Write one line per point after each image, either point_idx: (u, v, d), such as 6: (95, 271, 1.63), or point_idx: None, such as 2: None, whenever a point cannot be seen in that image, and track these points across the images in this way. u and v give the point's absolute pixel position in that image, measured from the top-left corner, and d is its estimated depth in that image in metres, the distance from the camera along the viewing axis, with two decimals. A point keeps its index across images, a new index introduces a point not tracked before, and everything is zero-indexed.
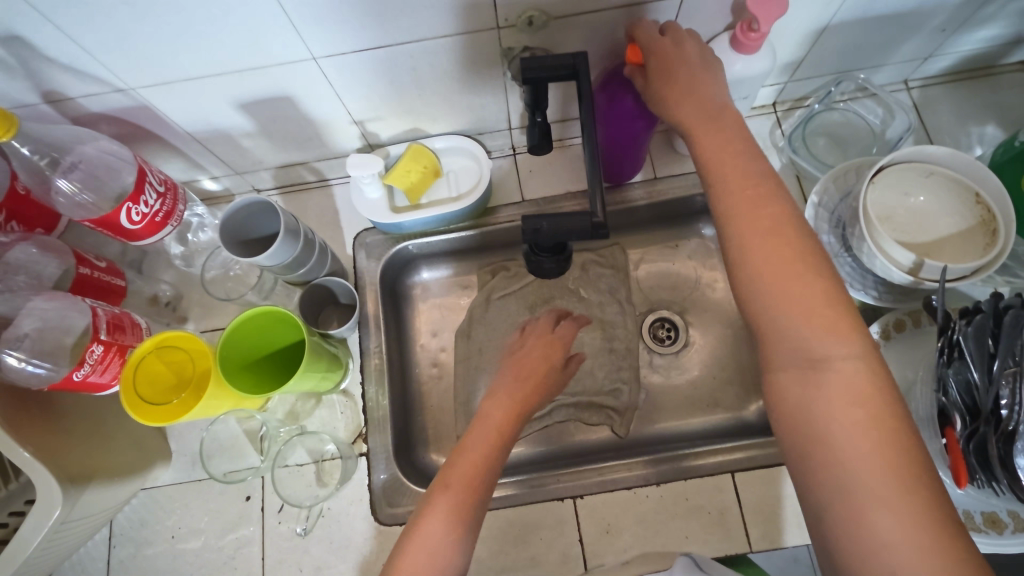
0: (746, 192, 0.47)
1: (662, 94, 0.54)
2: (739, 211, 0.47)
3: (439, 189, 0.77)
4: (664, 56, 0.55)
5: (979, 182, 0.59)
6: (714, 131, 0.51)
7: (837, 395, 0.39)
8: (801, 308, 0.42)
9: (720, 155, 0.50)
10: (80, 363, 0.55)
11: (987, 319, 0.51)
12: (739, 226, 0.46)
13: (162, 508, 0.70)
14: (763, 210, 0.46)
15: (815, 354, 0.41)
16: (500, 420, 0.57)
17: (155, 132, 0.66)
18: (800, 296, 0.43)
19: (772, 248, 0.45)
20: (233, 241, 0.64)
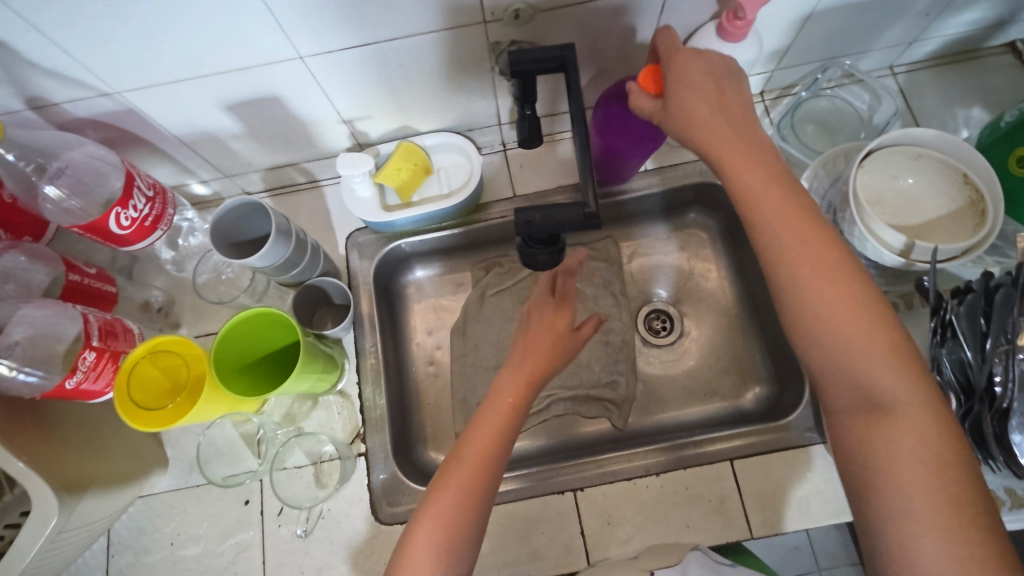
0: (794, 225, 0.47)
1: (681, 114, 0.53)
2: (793, 256, 0.46)
3: (430, 186, 0.77)
4: (690, 77, 0.53)
5: (967, 164, 0.59)
6: (757, 167, 0.50)
7: (902, 440, 0.41)
8: (852, 341, 0.43)
9: (759, 184, 0.49)
10: (72, 371, 0.54)
11: (979, 299, 0.51)
12: (789, 264, 0.46)
13: (160, 515, 0.69)
14: (811, 243, 0.46)
15: (877, 398, 0.42)
16: (503, 408, 0.57)
17: (142, 136, 0.65)
18: (858, 343, 0.43)
19: (828, 292, 0.45)
20: (224, 243, 0.63)
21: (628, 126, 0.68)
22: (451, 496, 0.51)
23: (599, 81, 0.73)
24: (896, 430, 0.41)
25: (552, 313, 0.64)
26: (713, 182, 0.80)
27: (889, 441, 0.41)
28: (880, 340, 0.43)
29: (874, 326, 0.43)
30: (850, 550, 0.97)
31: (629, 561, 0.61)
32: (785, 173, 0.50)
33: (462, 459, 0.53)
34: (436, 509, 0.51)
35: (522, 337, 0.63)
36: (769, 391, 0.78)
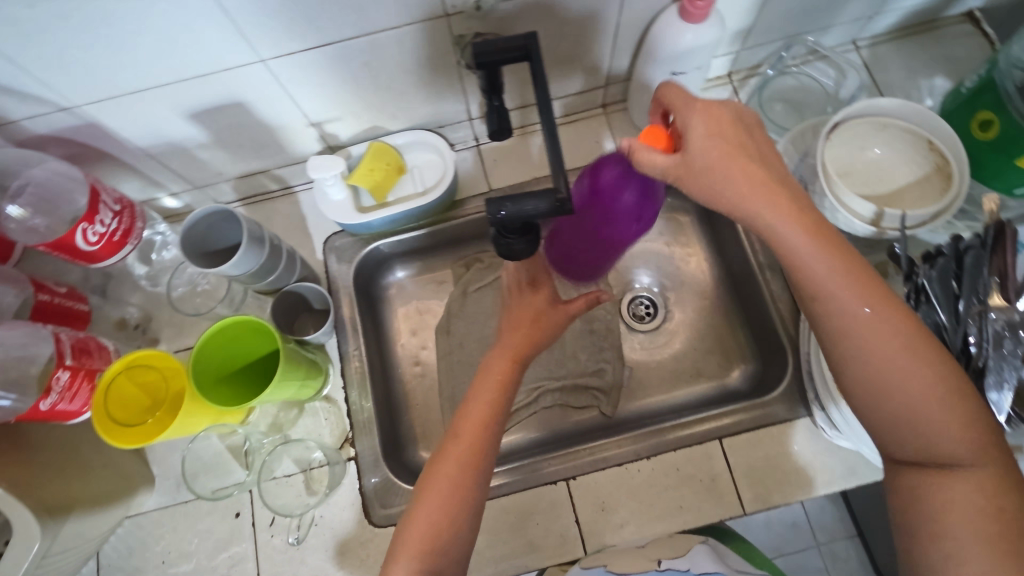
0: (858, 288, 0.44)
1: (709, 172, 0.46)
2: (854, 316, 0.44)
3: (404, 185, 0.77)
4: (718, 126, 0.47)
5: (932, 131, 0.60)
6: (809, 228, 0.45)
7: (963, 493, 0.41)
8: (923, 400, 0.42)
9: (818, 250, 0.45)
10: (46, 392, 0.53)
11: (950, 262, 0.52)
12: (855, 327, 0.44)
13: (149, 534, 0.68)
14: (880, 303, 0.44)
15: (941, 455, 0.42)
16: (489, 389, 0.57)
17: (106, 150, 0.64)
18: (923, 405, 0.42)
19: (892, 354, 0.43)
20: (195, 253, 0.62)
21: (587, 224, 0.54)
22: (446, 472, 0.52)
23: (567, 71, 0.73)
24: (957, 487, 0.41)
25: (530, 296, 0.63)
26: None
27: (947, 496, 0.42)
28: (944, 399, 0.42)
29: (939, 384, 0.42)
30: (847, 522, 0.98)
31: (637, 548, 0.64)
32: (839, 230, 0.46)
33: (448, 452, 0.53)
34: (426, 506, 0.51)
35: (505, 322, 0.63)
36: (754, 368, 0.78)
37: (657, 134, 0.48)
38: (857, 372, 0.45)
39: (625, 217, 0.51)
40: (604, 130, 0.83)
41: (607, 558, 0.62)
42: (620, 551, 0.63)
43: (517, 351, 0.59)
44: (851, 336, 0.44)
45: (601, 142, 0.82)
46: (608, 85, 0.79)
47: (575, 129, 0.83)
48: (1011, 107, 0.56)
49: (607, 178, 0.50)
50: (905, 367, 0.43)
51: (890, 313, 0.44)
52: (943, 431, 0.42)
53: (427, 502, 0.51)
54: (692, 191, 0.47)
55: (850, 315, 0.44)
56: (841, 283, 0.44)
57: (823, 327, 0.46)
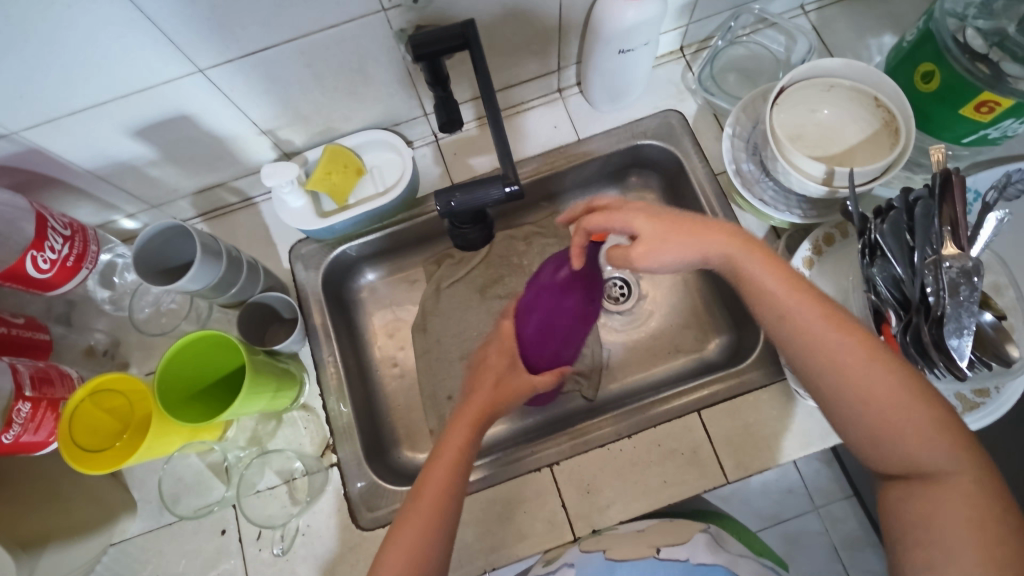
0: (813, 315, 0.48)
1: (665, 249, 0.52)
2: (813, 338, 0.47)
3: (364, 187, 0.76)
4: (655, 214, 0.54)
5: (877, 88, 0.60)
6: (763, 267, 0.51)
7: (948, 499, 0.41)
8: (891, 414, 0.44)
9: (767, 290, 0.50)
10: (8, 424, 0.52)
11: (901, 215, 0.53)
12: (822, 353, 0.46)
13: (135, 560, 0.67)
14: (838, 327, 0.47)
15: (923, 468, 0.42)
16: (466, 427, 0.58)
17: (53, 176, 0.63)
18: (898, 421, 0.43)
19: (860, 372, 0.45)
20: (153, 270, 0.62)
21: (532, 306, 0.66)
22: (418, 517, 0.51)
23: (516, 57, 0.73)
24: (944, 494, 0.41)
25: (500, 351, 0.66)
26: (646, 144, 0.80)
27: (929, 503, 0.41)
28: (917, 416, 0.43)
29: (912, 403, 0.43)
30: (841, 483, 0.99)
31: (636, 534, 0.65)
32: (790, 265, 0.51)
33: (428, 477, 0.54)
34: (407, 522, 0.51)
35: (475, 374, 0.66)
36: (729, 339, 0.78)
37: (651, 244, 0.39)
38: (832, 395, 0.46)
39: None
40: (562, 114, 0.83)
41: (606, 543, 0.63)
42: (620, 538, 0.64)
43: (484, 406, 0.60)
44: (823, 364, 0.46)
45: (559, 126, 0.82)
46: (560, 69, 0.78)
47: (532, 116, 0.83)
48: (950, 58, 0.56)
49: (558, 272, 0.66)
50: (877, 389, 0.44)
51: (860, 342, 0.46)
52: (915, 443, 0.43)
53: (409, 520, 0.51)
54: (662, 257, 0.53)
55: (817, 345, 0.47)
56: (803, 317, 0.48)
57: (796, 357, 0.49)
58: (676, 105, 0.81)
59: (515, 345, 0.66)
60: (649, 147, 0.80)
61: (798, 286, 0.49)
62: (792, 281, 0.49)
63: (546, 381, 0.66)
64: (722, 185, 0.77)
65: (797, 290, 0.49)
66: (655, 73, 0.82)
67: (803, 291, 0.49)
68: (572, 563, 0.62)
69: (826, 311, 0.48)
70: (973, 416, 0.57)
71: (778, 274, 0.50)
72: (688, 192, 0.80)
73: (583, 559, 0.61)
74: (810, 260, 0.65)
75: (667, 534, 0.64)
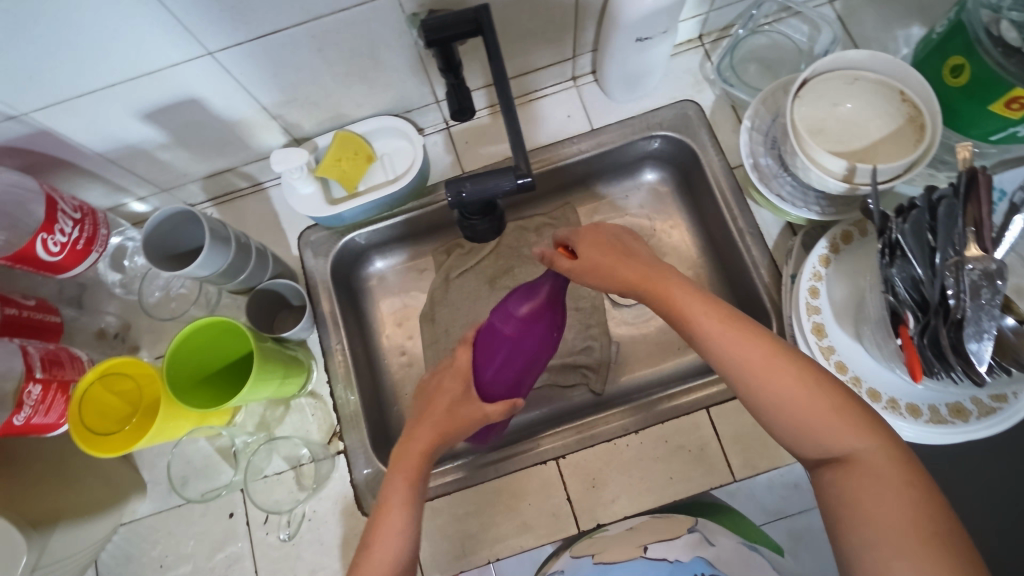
0: (713, 317, 0.48)
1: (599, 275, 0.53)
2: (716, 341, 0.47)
3: (373, 174, 0.75)
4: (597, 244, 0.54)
5: (903, 82, 0.58)
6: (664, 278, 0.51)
7: (865, 489, 0.41)
8: (805, 408, 0.44)
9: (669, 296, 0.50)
10: (19, 406, 0.52)
11: (923, 213, 0.51)
12: (730, 354, 0.47)
13: (144, 540, 0.69)
14: (739, 329, 0.47)
15: (839, 456, 0.42)
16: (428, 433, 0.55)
17: (63, 158, 0.63)
18: (809, 416, 0.44)
19: (766, 371, 0.45)
20: (158, 256, 0.61)
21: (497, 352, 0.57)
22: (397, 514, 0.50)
23: (530, 44, 0.71)
24: (863, 478, 0.41)
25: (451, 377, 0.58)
26: (661, 134, 0.79)
27: (855, 492, 0.41)
28: (824, 407, 0.44)
29: (814, 397, 0.44)
30: None
31: (628, 532, 0.62)
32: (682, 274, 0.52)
33: (390, 489, 0.52)
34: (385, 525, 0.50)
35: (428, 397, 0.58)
36: None
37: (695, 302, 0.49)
38: (751, 401, 0.46)
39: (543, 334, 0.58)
40: (576, 104, 0.81)
41: (597, 547, 0.61)
42: (613, 540, 0.61)
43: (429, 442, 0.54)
44: (734, 371, 0.46)
45: (573, 116, 0.81)
46: (575, 57, 0.77)
47: (546, 105, 0.82)
48: (982, 51, 0.54)
49: (525, 301, 0.56)
50: (788, 389, 0.44)
51: (762, 347, 0.46)
52: (829, 435, 0.43)
53: (387, 521, 0.50)
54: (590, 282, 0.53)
55: (728, 352, 0.47)
56: (713, 327, 0.48)
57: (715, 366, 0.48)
58: (693, 96, 0.79)
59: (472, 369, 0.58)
60: (664, 138, 0.79)
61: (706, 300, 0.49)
62: (690, 289, 0.50)
63: (495, 408, 0.56)
64: (737, 180, 0.76)
65: (700, 301, 0.49)
66: (673, 63, 0.81)
67: (706, 302, 0.49)
68: (563, 569, 0.60)
69: (730, 319, 0.48)
70: (988, 421, 0.57)
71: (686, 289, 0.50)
72: (702, 186, 0.79)
73: (572, 566, 0.60)
74: (827, 257, 0.64)
75: (660, 530, 0.61)
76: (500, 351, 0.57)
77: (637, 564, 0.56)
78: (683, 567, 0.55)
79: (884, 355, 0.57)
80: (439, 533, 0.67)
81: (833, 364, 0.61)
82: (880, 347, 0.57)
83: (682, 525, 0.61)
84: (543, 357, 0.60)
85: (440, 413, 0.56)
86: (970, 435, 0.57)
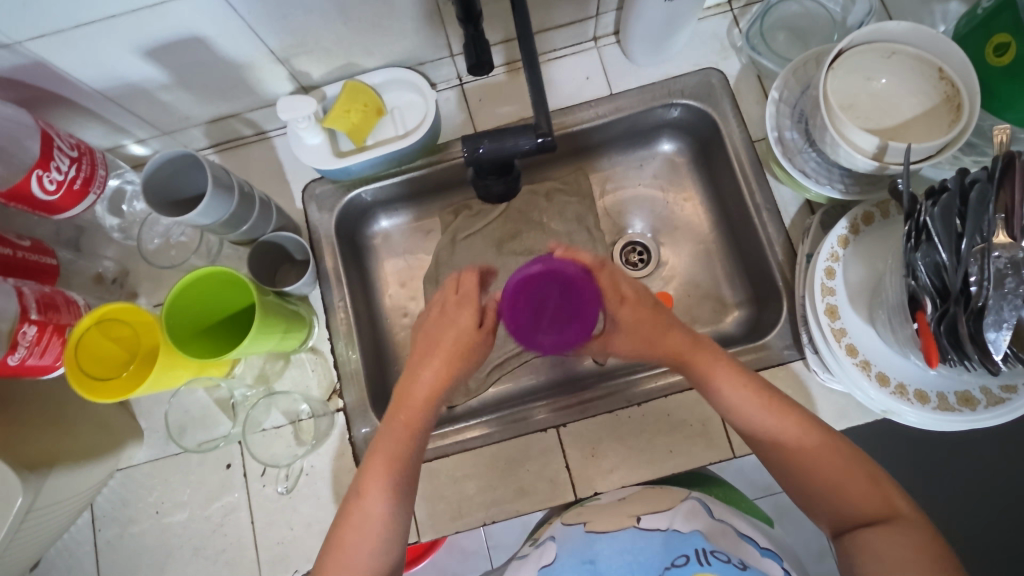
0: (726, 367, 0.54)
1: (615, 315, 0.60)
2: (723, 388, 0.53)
3: (383, 128, 0.73)
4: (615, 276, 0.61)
5: (943, 57, 0.56)
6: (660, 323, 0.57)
7: (895, 542, 0.44)
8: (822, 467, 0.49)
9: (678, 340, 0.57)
10: (14, 347, 0.51)
11: (954, 198, 0.48)
12: (744, 409, 0.52)
13: (141, 486, 0.69)
14: (761, 393, 0.52)
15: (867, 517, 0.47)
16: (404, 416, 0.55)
17: (59, 92, 0.60)
18: (829, 472, 0.48)
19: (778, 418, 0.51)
20: (165, 202, 0.60)
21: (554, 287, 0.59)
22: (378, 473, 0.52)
23: None
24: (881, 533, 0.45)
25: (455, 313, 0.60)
26: (683, 102, 0.76)
27: (877, 546, 0.44)
28: (848, 474, 0.48)
29: (845, 466, 0.48)
30: None
31: (617, 502, 0.62)
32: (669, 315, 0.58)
33: (381, 446, 0.53)
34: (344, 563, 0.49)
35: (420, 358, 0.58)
36: (747, 313, 0.76)
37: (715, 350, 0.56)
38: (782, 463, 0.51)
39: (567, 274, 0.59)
40: (595, 66, 0.78)
41: (587, 515, 0.61)
42: (603, 507, 0.61)
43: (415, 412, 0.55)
44: (764, 423, 0.51)
45: (591, 78, 0.78)
46: (598, 15, 0.73)
47: (564, 65, 0.78)
48: None
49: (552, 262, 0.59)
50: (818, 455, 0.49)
51: (800, 420, 0.51)
52: (848, 497, 0.48)
53: (353, 538, 0.49)
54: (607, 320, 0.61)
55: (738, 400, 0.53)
56: (736, 391, 0.52)
57: (752, 436, 0.52)
58: (718, 63, 0.76)
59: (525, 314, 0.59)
60: (684, 106, 0.76)
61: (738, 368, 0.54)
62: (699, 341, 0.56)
63: (429, 377, 0.57)
64: (758, 154, 0.74)
65: (719, 357, 0.55)
66: (699, 27, 0.77)
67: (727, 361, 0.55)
68: (555, 536, 0.61)
69: (764, 392, 0.52)
70: (996, 410, 0.56)
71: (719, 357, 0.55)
72: (721, 159, 0.76)
73: (564, 533, 0.60)
74: (846, 238, 0.63)
75: (649, 501, 0.61)
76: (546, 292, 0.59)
77: (631, 535, 0.57)
78: (683, 540, 0.54)
79: (898, 340, 0.56)
80: (436, 494, 0.67)
81: (844, 347, 0.60)
82: (896, 332, 0.56)
83: (674, 495, 0.61)
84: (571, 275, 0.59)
85: (398, 431, 0.54)
86: (978, 423, 0.57)
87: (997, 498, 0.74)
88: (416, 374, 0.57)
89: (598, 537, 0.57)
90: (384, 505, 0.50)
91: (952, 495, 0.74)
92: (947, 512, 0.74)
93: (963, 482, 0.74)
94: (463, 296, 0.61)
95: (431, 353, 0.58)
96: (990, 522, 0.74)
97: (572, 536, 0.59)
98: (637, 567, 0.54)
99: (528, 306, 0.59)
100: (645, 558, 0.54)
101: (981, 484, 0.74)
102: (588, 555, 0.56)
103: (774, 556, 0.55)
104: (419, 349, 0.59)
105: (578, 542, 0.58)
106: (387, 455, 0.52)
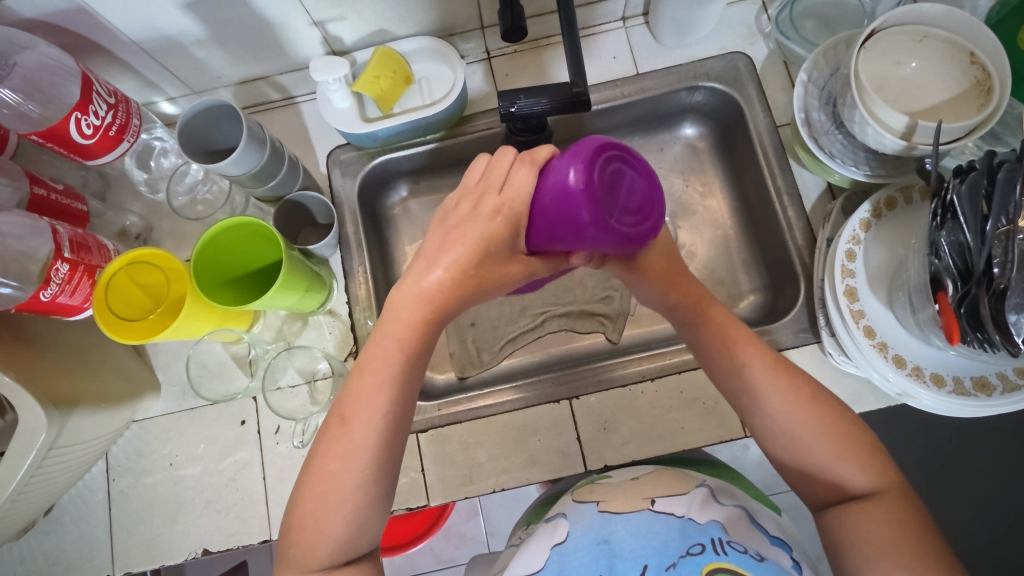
0: (738, 332, 0.53)
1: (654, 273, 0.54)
2: (727, 354, 0.52)
3: (411, 96, 0.73)
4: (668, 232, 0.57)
5: (975, 42, 0.56)
6: (690, 288, 0.55)
7: (890, 521, 0.44)
8: (822, 445, 0.48)
9: (699, 306, 0.55)
10: (46, 282, 0.54)
11: (981, 177, 0.48)
12: (750, 380, 0.51)
13: (156, 438, 0.70)
14: (775, 367, 0.51)
15: (858, 492, 0.47)
16: (385, 356, 0.49)
17: (98, 41, 0.61)
18: (817, 444, 0.48)
19: (776, 390, 0.50)
20: (201, 150, 0.64)
21: (631, 186, 0.44)
22: (362, 422, 0.47)
23: None
24: (872, 511, 0.45)
25: (483, 225, 0.49)
26: (708, 84, 0.76)
27: (868, 526, 0.44)
28: (847, 449, 0.47)
29: (841, 439, 0.48)
30: None
31: (631, 480, 0.61)
32: (689, 278, 0.55)
33: (354, 385, 0.48)
34: (317, 508, 0.46)
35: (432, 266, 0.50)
36: (762, 298, 0.76)
37: (724, 316, 0.54)
38: (778, 433, 0.50)
39: (639, 179, 0.45)
40: (622, 45, 0.78)
41: (600, 493, 0.59)
42: (615, 488, 0.60)
43: (405, 342, 0.49)
44: (763, 393, 0.50)
45: (618, 58, 0.78)
46: None
47: (594, 43, 0.79)
48: None
49: (631, 163, 0.45)
50: (814, 429, 0.48)
51: (805, 385, 0.50)
52: (842, 469, 0.47)
53: (335, 487, 0.46)
54: (640, 286, 0.56)
55: (745, 373, 0.51)
56: (741, 358, 0.52)
57: (740, 400, 0.52)
58: (745, 48, 0.77)
59: (588, 208, 0.43)
60: (709, 90, 0.76)
61: (742, 331, 0.53)
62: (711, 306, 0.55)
63: (435, 289, 0.49)
64: (782, 140, 0.74)
65: (730, 324, 0.54)
66: (728, 12, 0.77)
67: (739, 330, 0.53)
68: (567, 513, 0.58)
69: (769, 357, 0.52)
70: (1010, 397, 0.57)
71: (726, 316, 0.54)
72: (744, 144, 0.77)
73: (575, 510, 0.58)
74: (868, 222, 0.63)
75: (661, 483, 0.60)
76: (619, 186, 0.44)
77: (644, 516, 0.54)
78: (697, 527, 0.52)
79: (918, 321, 0.56)
80: (446, 459, 0.68)
81: (861, 328, 0.61)
82: (916, 313, 0.56)
83: (688, 481, 0.59)
84: (647, 187, 0.46)
85: (388, 350, 0.49)
86: (991, 409, 0.57)
87: (996, 489, 0.75)
88: (421, 287, 0.50)
89: (614, 517, 0.55)
90: (367, 450, 0.46)
91: (953, 484, 0.75)
92: (946, 502, 0.75)
93: (962, 473, 0.75)
94: (507, 196, 0.48)
95: (445, 246, 0.50)
96: (986, 511, 0.75)
97: (583, 514, 0.57)
98: (651, 551, 0.51)
99: (596, 198, 0.43)
100: (661, 542, 0.52)
101: (981, 474, 0.75)
102: (602, 535, 0.54)
103: (783, 546, 0.53)
104: (428, 244, 0.51)
105: (589, 521, 0.56)
106: (365, 398, 0.47)
